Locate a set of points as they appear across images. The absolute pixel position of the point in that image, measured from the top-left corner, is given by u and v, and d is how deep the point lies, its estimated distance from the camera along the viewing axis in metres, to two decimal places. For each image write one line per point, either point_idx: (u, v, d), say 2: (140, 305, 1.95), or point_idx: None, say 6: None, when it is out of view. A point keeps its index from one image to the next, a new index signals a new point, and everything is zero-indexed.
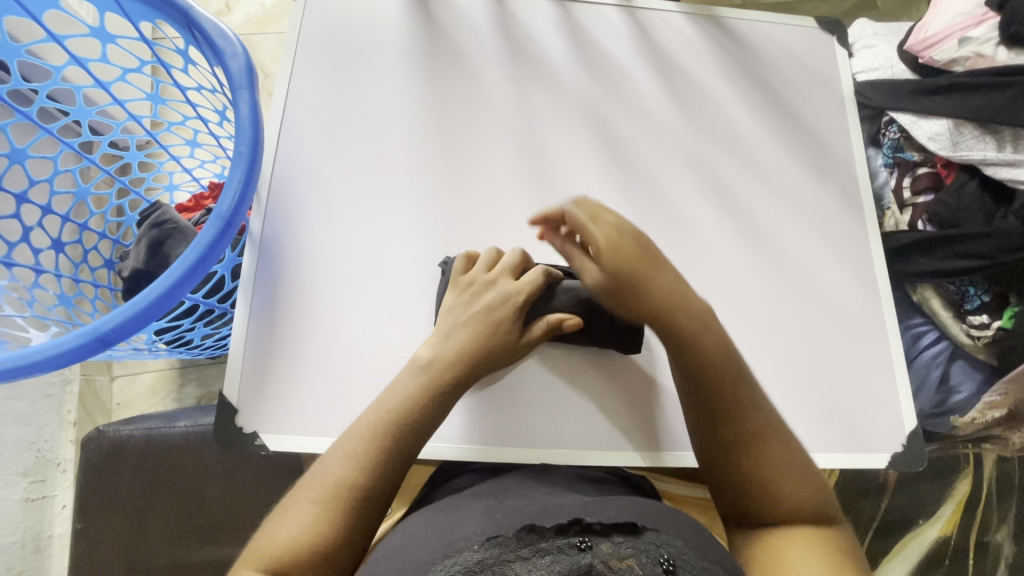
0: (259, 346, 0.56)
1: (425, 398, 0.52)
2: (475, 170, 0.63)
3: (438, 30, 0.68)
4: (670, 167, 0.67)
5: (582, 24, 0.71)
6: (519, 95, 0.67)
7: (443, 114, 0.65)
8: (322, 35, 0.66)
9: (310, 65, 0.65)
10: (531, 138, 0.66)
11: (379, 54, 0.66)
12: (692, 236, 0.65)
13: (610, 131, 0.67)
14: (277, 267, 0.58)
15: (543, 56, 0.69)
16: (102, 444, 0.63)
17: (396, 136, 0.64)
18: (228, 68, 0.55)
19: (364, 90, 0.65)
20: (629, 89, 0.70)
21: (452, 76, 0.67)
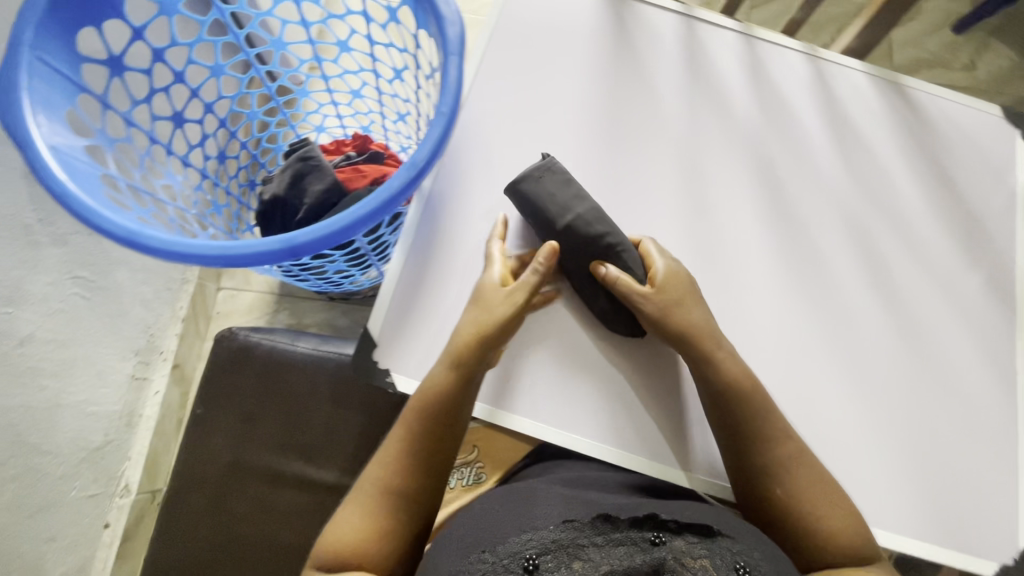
0: (406, 294, 0.59)
1: (434, 396, 0.54)
2: (635, 180, 0.66)
3: (628, 40, 0.71)
4: (822, 222, 0.68)
5: (765, 64, 0.72)
6: (691, 118, 0.69)
7: (614, 120, 0.67)
8: (520, 22, 0.70)
9: (502, 49, 0.69)
10: (693, 163, 0.68)
11: (568, 51, 0.70)
12: (832, 293, 0.65)
13: (771, 173, 0.68)
14: (436, 225, 0.62)
15: (722, 86, 0.71)
16: (231, 343, 0.69)
17: (568, 130, 0.66)
18: (446, 34, 0.58)
19: (547, 82, 0.68)
20: (797, 137, 0.70)
21: (630, 88, 0.69)
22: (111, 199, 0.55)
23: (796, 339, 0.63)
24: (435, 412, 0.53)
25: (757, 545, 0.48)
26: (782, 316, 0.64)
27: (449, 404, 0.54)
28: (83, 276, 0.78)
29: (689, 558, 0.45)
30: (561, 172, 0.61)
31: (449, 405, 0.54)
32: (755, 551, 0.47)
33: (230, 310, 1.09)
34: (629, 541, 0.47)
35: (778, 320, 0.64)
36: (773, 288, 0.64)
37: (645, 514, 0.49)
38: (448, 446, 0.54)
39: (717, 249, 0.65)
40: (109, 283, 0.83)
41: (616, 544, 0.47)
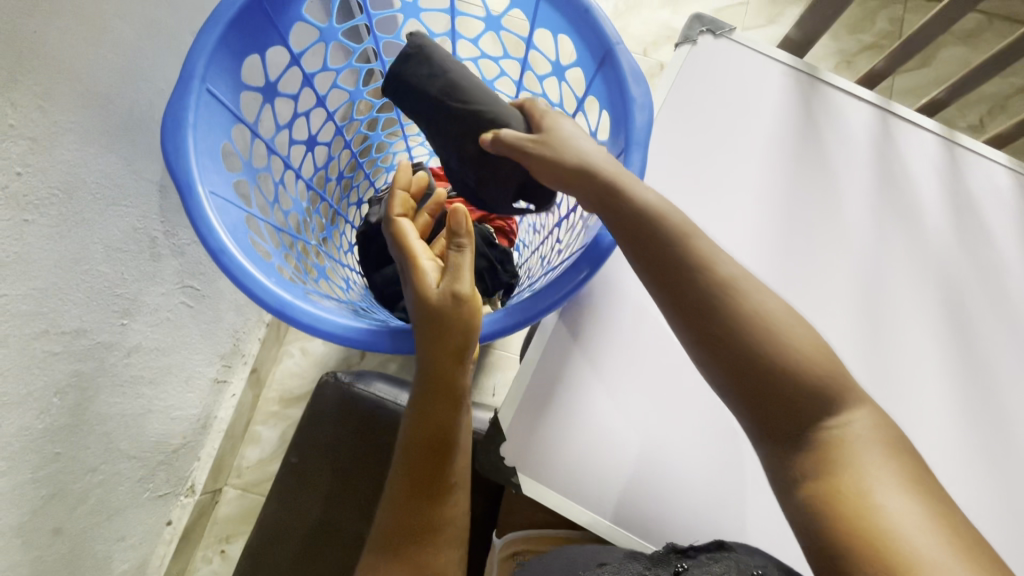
0: (550, 375, 0.58)
1: (412, 425, 0.48)
2: (802, 296, 0.59)
3: (815, 133, 0.63)
4: (1015, 376, 0.59)
5: (967, 180, 0.64)
6: (876, 237, 0.61)
7: (789, 226, 0.61)
8: (696, 99, 0.64)
9: (672, 127, 0.63)
10: (872, 286, 0.60)
11: (746, 138, 0.63)
12: (1019, 462, 0.57)
13: (961, 311, 0.60)
14: (576, 318, 0.60)
15: (915, 200, 0.62)
16: (335, 392, 0.66)
17: (733, 229, 0.60)
18: (632, 117, 0.53)
19: (719, 173, 0.62)
20: (993, 271, 0.62)
21: (811, 191, 0.62)
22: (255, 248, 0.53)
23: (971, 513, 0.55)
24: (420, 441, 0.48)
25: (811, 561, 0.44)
26: (959, 483, 0.56)
27: (436, 422, 0.48)
28: (191, 285, 0.76)
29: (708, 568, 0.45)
30: (420, 53, 0.56)
31: (434, 427, 0.48)
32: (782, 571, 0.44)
33: None
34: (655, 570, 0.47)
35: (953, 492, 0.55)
36: (949, 444, 0.56)
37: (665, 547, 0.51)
38: (439, 469, 0.48)
39: (891, 391, 0.57)
40: (211, 291, 0.81)
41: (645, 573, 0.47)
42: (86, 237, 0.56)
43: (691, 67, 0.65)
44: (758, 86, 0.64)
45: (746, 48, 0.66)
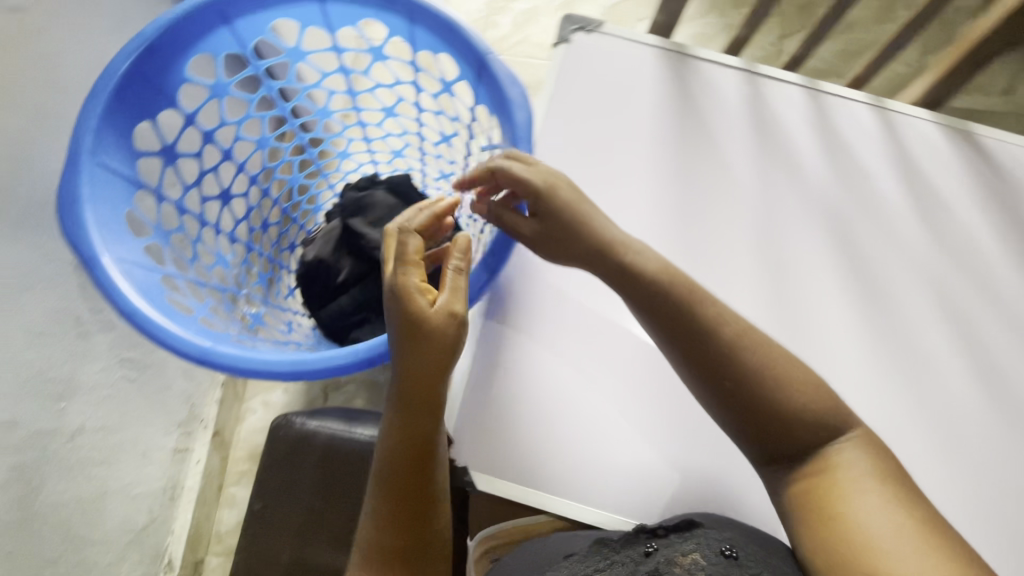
0: (484, 370, 0.60)
1: (392, 447, 0.48)
2: (707, 253, 0.63)
3: (693, 103, 0.68)
4: (911, 288, 0.64)
5: (834, 120, 0.70)
6: (764, 186, 0.66)
7: (686, 191, 0.65)
8: (578, 90, 0.68)
9: (563, 119, 0.67)
10: (770, 231, 0.64)
11: (630, 118, 0.67)
12: (927, 367, 0.61)
13: (852, 239, 0.65)
14: (501, 313, 0.63)
15: (791, 146, 0.68)
16: (289, 434, 0.66)
17: (635, 200, 0.64)
18: (513, 117, 0.56)
19: (613, 154, 0.65)
20: (872, 196, 0.67)
21: (698, 154, 0.66)
22: (174, 303, 0.54)
23: (894, 421, 0.60)
24: (400, 455, 0.48)
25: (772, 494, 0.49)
26: (878, 397, 0.60)
27: (414, 435, 0.48)
28: (130, 357, 0.75)
29: (681, 555, 0.45)
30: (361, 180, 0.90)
31: (413, 439, 0.48)
32: (745, 539, 0.47)
33: None
34: (625, 560, 0.47)
35: (874, 405, 0.60)
36: (862, 362, 0.61)
37: (634, 531, 0.51)
38: (423, 483, 0.49)
39: (803, 324, 0.61)
40: (153, 361, 0.80)
41: (615, 564, 0.47)
42: (4, 326, 0.56)
43: (570, 62, 0.69)
44: (633, 70, 0.69)
45: (617, 37, 0.71)
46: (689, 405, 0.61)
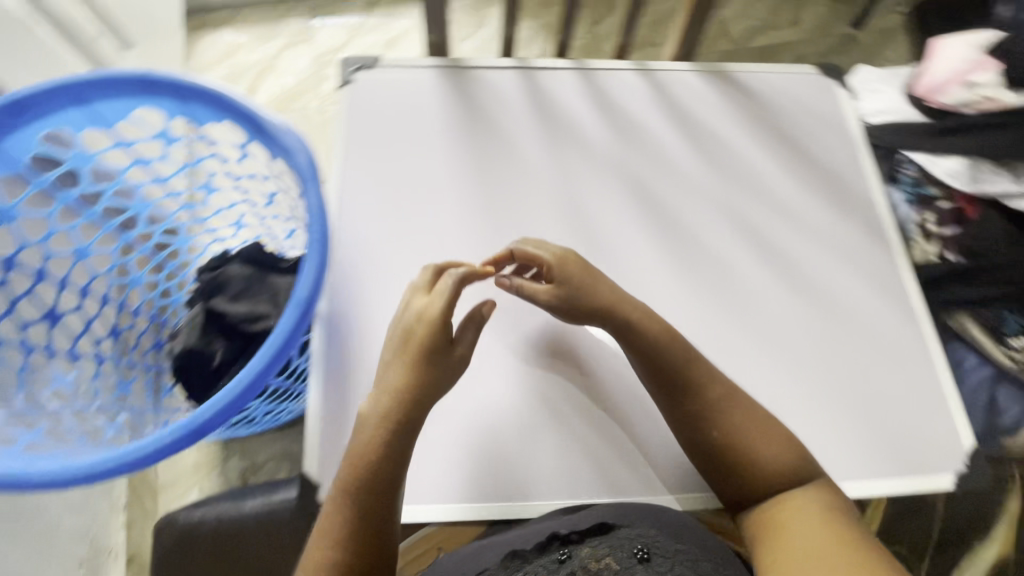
0: (333, 403, 0.59)
1: (365, 458, 0.50)
2: (522, 237, 0.68)
3: (477, 108, 0.74)
4: (705, 217, 0.72)
5: (606, 90, 0.77)
6: (558, 163, 0.72)
7: (488, 186, 0.70)
8: (369, 123, 0.72)
9: (363, 150, 0.70)
10: (572, 202, 0.70)
11: (424, 135, 0.72)
12: (733, 281, 0.70)
13: (646, 189, 0.72)
14: (343, 342, 0.61)
15: (573, 123, 0.74)
16: (173, 532, 0.64)
17: (445, 209, 0.68)
18: (297, 163, 0.60)
19: (415, 170, 0.70)
20: (654, 146, 0.75)
21: (492, 151, 0.72)
22: None
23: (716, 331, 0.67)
24: (378, 467, 0.50)
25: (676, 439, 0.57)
26: (698, 319, 0.68)
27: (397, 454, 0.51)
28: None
29: (594, 560, 0.48)
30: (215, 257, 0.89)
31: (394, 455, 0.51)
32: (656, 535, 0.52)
33: (174, 476, 1.00)
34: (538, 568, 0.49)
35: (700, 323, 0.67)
36: (678, 292, 0.68)
37: (549, 539, 0.53)
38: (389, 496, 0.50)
39: (620, 275, 0.68)
40: (25, 506, 0.76)
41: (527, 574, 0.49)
42: None
43: (357, 97, 0.73)
44: (416, 89, 0.74)
45: (396, 64, 0.75)
46: (541, 378, 0.66)
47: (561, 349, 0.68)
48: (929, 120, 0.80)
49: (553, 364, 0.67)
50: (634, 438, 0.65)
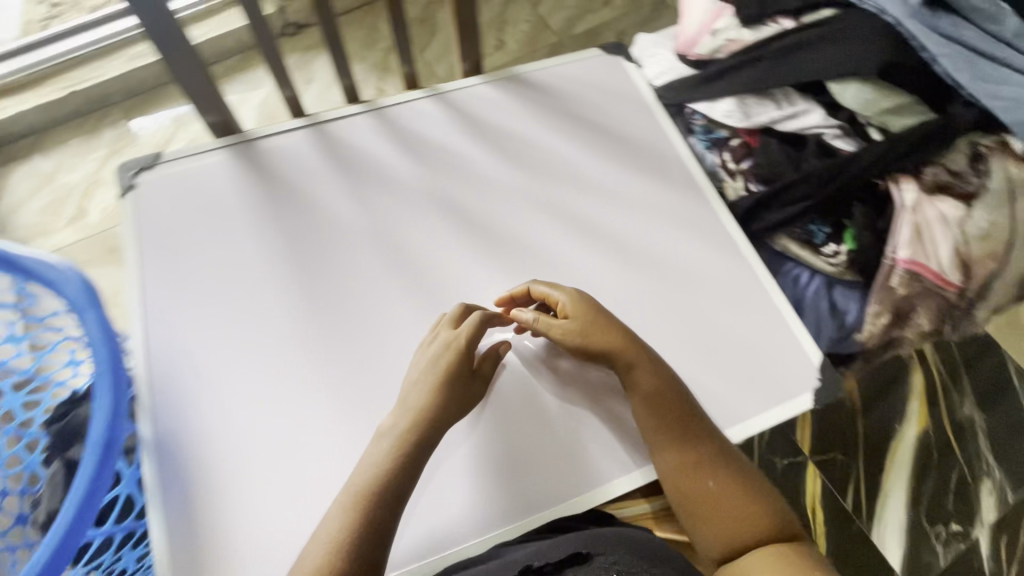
0: (183, 521, 0.61)
1: (396, 464, 0.60)
2: (346, 293, 0.72)
3: (280, 181, 0.77)
4: (523, 218, 0.77)
5: (403, 128, 0.81)
6: (369, 212, 0.76)
7: (301, 254, 0.73)
8: (164, 229, 0.73)
9: (163, 253, 0.72)
10: (392, 245, 0.75)
11: (225, 223, 0.74)
12: (563, 269, 0.75)
13: (460, 210, 0.77)
14: (178, 460, 0.64)
15: (377, 170, 0.78)
16: None
17: (260, 291, 0.71)
18: (66, 293, 0.60)
19: (227, 261, 0.72)
20: (459, 168, 0.79)
21: (296, 220, 0.75)
22: None
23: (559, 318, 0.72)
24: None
25: (637, 412, 0.66)
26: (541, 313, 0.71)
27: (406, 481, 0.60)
28: None
29: None
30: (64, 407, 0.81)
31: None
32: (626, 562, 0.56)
33: None
34: None
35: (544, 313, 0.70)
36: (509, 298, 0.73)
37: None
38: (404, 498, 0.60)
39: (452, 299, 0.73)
40: None
41: None
42: None
43: (141, 202, 0.74)
44: (194, 175, 0.76)
45: (175, 160, 0.77)
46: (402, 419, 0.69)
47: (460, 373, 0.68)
48: (696, 69, 1.01)
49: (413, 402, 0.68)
50: (496, 451, 0.68)
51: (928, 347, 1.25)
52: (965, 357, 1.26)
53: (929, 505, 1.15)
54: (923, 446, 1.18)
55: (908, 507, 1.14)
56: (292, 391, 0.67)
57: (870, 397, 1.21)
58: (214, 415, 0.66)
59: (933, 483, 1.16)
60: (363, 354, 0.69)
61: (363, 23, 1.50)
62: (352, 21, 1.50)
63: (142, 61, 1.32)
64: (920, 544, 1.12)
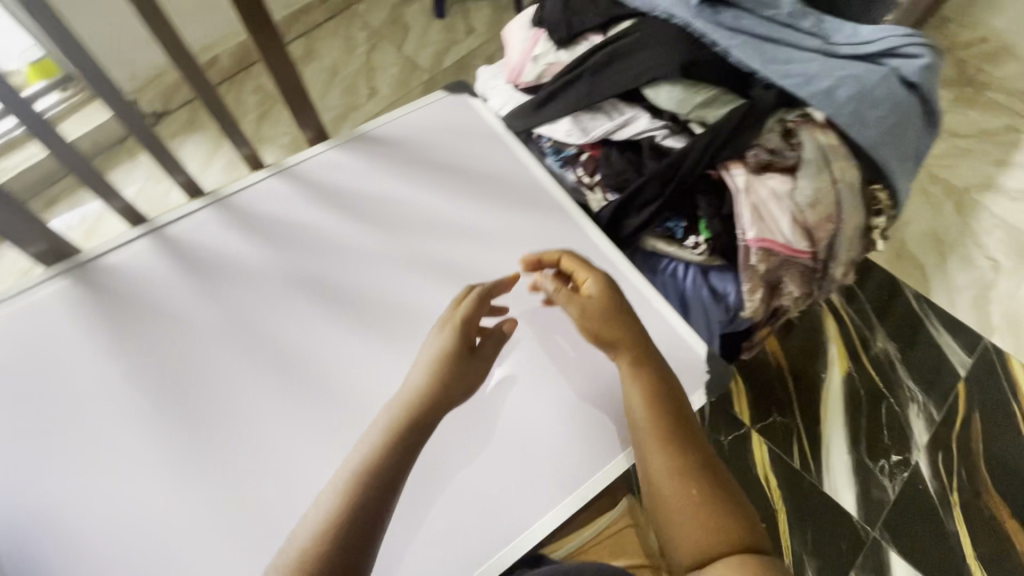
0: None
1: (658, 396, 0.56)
2: (399, 311, 0.67)
3: (303, 210, 0.73)
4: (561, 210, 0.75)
5: (417, 145, 0.79)
6: (404, 228, 0.72)
7: (319, 283, 0.68)
8: (186, 270, 0.68)
9: (128, 339, 0.64)
10: (437, 258, 0.71)
11: (251, 261, 0.69)
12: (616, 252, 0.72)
13: (498, 212, 0.74)
14: (232, 507, 0.57)
15: (401, 188, 0.75)
16: None
17: (305, 315, 0.66)
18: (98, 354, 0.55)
19: (240, 306, 0.66)
20: (485, 173, 0.77)
21: (327, 244, 0.71)
22: None
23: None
24: (397, 457, 0.51)
25: (712, 374, 0.63)
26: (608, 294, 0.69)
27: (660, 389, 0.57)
28: None
29: None
30: None
31: (416, 448, 0.52)
32: None
33: None
34: None
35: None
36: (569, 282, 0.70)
37: None
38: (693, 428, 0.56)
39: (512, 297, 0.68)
40: None
41: None
42: None
43: (86, 289, 0.67)
44: (113, 273, 0.68)
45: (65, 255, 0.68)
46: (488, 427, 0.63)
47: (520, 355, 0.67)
48: None
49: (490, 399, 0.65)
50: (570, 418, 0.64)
51: (912, 290, 1.33)
52: (939, 298, 1.33)
53: (947, 421, 1.19)
54: (934, 363, 1.25)
55: (927, 430, 1.18)
56: (301, 448, 0.60)
57: (875, 339, 1.27)
58: (242, 472, 0.59)
59: (943, 415, 1.19)
60: (356, 402, 0.62)
61: (221, 101, 1.49)
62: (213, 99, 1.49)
63: (38, 160, 1.15)
64: (940, 454, 1.16)
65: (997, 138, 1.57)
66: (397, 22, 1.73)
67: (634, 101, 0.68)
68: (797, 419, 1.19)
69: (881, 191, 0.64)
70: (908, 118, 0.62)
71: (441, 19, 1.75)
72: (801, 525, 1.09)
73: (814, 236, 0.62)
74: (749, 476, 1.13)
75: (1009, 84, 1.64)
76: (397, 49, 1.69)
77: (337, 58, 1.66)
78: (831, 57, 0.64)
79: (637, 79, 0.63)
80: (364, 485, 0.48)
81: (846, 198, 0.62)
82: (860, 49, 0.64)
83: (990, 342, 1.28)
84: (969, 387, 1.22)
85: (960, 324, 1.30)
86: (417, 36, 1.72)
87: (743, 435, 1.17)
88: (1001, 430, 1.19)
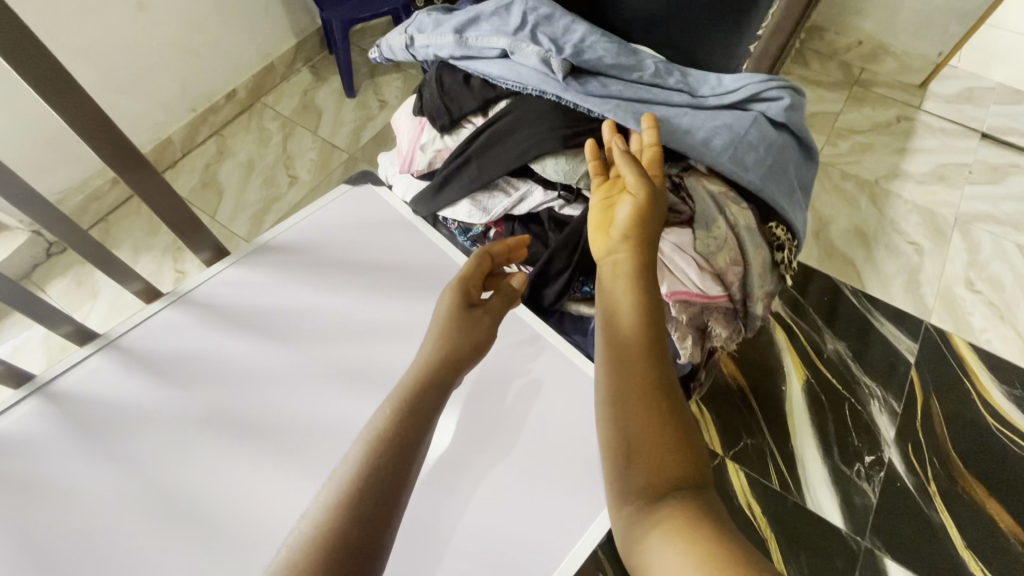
0: None
1: (643, 313, 0.50)
2: (322, 431, 0.63)
3: (208, 339, 0.68)
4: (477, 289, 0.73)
5: (323, 246, 0.76)
6: (320, 338, 0.69)
7: (230, 418, 0.63)
8: (76, 429, 0.62)
9: (11, 526, 0.56)
10: (357, 365, 0.67)
11: (150, 407, 0.64)
12: (538, 324, 0.71)
13: (414, 304, 0.71)
14: None
15: (311, 295, 0.72)
16: None
17: (218, 456, 0.61)
18: None
19: (144, 460, 0.61)
20: (396, 265, 0.75)
21: (236, 372, 0.66)
22: None
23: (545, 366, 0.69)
24: (413, 416, 0.46)
25: None
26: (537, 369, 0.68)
27: (653, 307, 0.52)
28: None
29: None
30: None
31: (431, 408, 0.48)
32: None
33: None
34: None
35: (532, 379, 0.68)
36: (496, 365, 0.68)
37: None
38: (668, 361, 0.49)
39: None
40: None
41: None
42: None
43: None
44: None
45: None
46: (432, 540, 0.58)
47: (456, 448, 0.63)
48: None
49: (430, 508, 0.60)
50: (520, 507, 0.60)
51: (849, 286, 1.37)
52: (875, 289, 1.37)
53: (909, 411, 1.20)
54: (885, 356, 1.27)
55: (893, 424, 1.18)
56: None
57: (824, 339, 1.29)
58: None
59: (904, 405, 1.21)
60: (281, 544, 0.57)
61: (134, 216, 1.43)
62: (123, 216, 1.42)
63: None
64: (909, 445, 1.16)
65: (892, 129, 1.67)
66: (309, 106, 1.74)
67: (526, 176, 0.71)
68: (767, 437, 1.17)
69: (777, 227, 0.67)
70: (783, 157, 0.66)
71: (353, 98, 1.76)
72: (793, 549, 1.06)
73: (725, 280, 0.63)
74: (734, 506, 1.10)
75: (891, 79, 1.76)
76: (314, 133, 1.69)
77: (252, 151, 1.64)
78: (703, 109, 0.67)
79: (522, 156, 0.66)
80: (382, 449, 0.43)
81: (746, 240, 0.63)
82: (726, 99, 0.67)
83: (930, 324, 1.32)
84: (922, 373, 1.25)
85: (901, 312, 1.33)
86: (331, 118, 1.72)
87: (718, 464, 1.14)
88: (959, 409, 1.21)
